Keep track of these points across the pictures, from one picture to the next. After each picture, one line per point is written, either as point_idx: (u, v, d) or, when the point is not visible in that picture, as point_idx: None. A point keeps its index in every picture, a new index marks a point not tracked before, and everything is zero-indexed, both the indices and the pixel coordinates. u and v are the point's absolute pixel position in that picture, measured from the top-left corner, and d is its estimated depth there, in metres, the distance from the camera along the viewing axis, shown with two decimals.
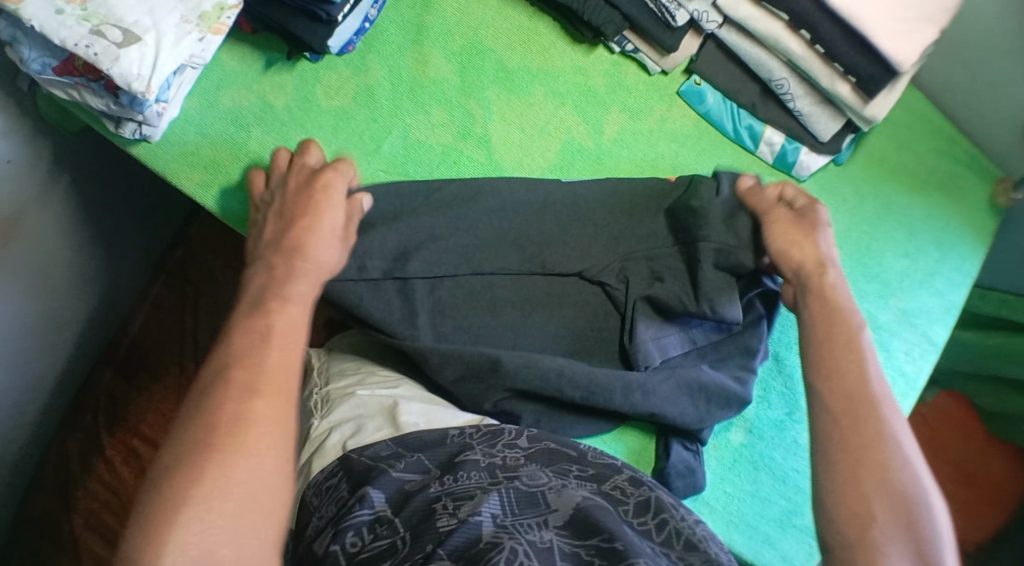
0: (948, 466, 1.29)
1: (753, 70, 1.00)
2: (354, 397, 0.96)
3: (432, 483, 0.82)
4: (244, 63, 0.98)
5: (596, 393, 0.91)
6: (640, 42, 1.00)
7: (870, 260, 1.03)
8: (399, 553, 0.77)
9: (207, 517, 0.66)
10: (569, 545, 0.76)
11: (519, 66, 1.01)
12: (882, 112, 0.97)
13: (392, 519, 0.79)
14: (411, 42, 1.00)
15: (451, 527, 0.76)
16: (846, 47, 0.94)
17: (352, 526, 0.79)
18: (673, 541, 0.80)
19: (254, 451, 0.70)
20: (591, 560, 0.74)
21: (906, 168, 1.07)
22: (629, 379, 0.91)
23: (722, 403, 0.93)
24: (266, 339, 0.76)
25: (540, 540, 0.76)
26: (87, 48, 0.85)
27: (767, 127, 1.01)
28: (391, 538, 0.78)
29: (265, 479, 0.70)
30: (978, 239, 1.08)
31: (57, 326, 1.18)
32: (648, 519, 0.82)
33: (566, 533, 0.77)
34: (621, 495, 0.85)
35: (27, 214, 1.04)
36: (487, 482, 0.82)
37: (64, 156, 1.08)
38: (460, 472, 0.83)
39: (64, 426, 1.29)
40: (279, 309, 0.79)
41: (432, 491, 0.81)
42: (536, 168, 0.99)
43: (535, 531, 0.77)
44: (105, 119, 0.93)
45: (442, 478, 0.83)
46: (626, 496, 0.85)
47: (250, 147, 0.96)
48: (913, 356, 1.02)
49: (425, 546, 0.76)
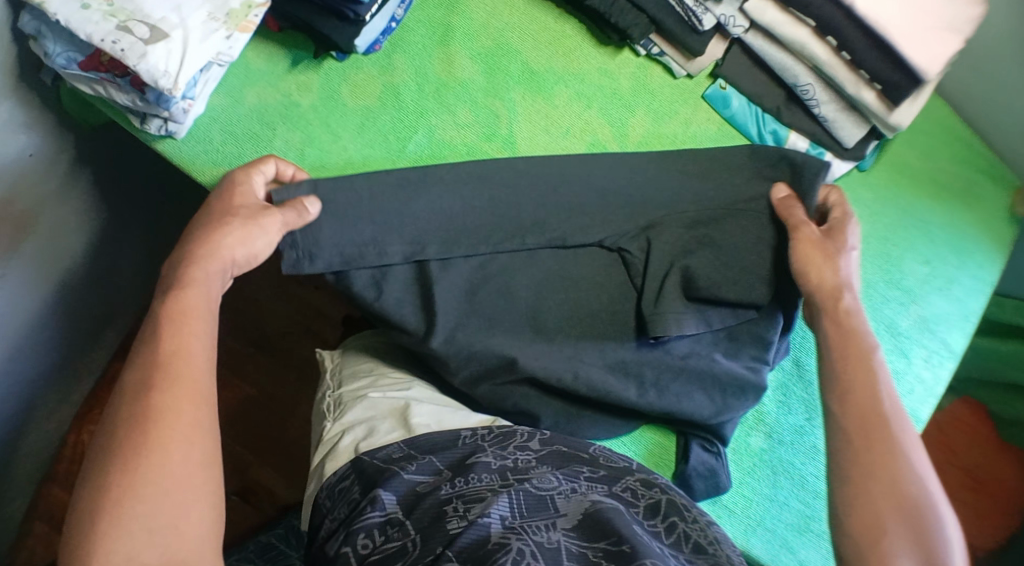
0: (957, 471, 1.29)
1: (778, 75, 1.00)
2: (365, 399, 0.97)
3: (443, 485, 0.83)
4: (271, 61, 0.98)
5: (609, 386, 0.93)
6: (666, 45, 1.00)
7: (892, 267, 1.03)
8: (409, 555, 0.76)
9: (137, 515, 0.68)
10: (575, 547, 0.76)
11: (544, 68, 1.01)
12: (908, 119, 0.97)
13: (403, 520, 0.80)
14: (438, 42, 1.00)
15: (460, 529, 0.76)
16: (872, 54, 0.94)
17: (364, 528, 0.79)
18: (681, 543, 0.81)
19: (179, 442, 0.71)
20: (599, 561, 0.74)
21: (928, 175, 1.07)
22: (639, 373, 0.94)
23: (737, 393, 0.96)
24: (175, 323, 0.77)
25: (547, 541, 0.76)
26: (114, 44, 0.85)
27: (793, 131, 1.01)
28: (401, 541, 0.78)
29: (191, 469, 0.71)
30: (998, 248, 1.08)
31: (73, 320, 1.18)
32: (657, 522, 0.83)
33: (574, 534, 0.77)
34: (632, 497, 0.85)
35: (48, 207, 1.04)
36: (498, 484, 0.82)
37: (85, 150, 1.08)
38: (471, 475, 0.83)
39: (78, 420, 1.29)
40: (179, 289, 0.80)
41: (443, 493, 0.81)
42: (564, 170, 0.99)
43: (543, 532, 0.77)
44: (130, 115, 0.94)
45: (453, 479, 0.83)
46: (637, 498, 0.85)
47: (275, 144, 0.96)
48: (932, 364, 1.02)
49: (435, 548, 0.76)
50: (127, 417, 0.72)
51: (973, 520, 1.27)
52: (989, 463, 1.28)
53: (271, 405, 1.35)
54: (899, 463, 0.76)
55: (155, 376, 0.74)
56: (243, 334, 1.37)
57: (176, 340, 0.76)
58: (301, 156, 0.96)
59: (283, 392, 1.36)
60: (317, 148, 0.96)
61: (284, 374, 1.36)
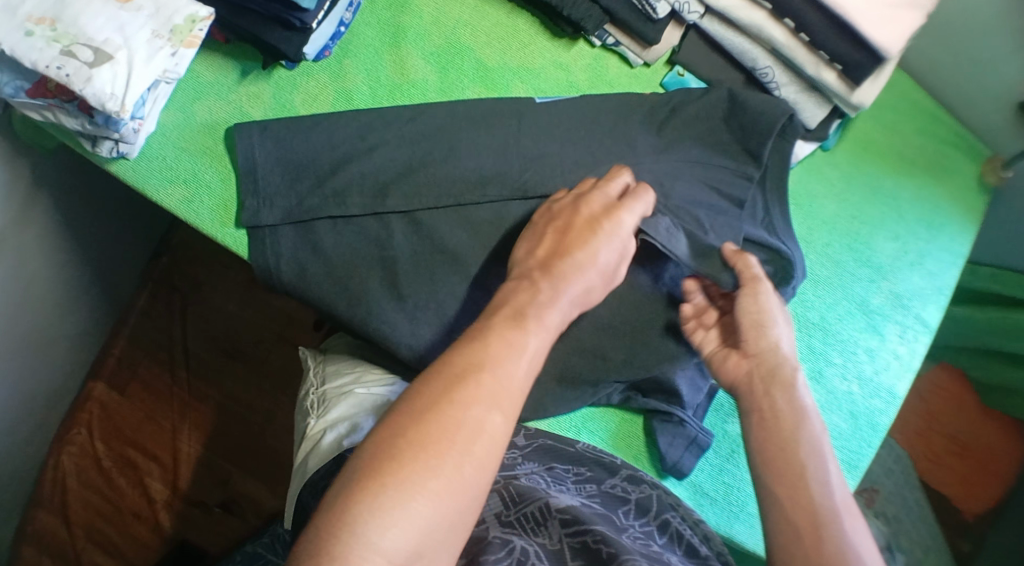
0: (943, 438, 1.30)
1: (736, 59, 0.99)
2: (350, 396, 0.96)
3: None
4: (220, 73, 0.97)
5: (575, 360, 0.95)
6: (621, 34, 0.99)
7: (861, 245, 1.03)
8: None
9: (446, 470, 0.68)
10: (577, 539, 0.77)
11: (499, 65, 1.00)
12: (870, 97, 0.96)
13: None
14: (388, 45, 0.99)
15: None
16: (831, 34, 0.92)
17: None
18: (675, 543, 0.82)
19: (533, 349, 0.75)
20: (599, 546, 0.75)
21: (894, 150, 1.06)
22: (605, 357, 0.95)
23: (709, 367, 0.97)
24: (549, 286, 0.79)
25: (550, 542, 0.78)
26: (59, 69, 0.83)
27: (801, 141, 1.00)
28: None
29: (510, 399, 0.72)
30: (970, 218, 1.07)
31: (43, 343, 1.16)
32: (649, 520, 0.85)
33: (569, 529, 0.78)
34: (621, 493, 0.88)
35: (8, 234, 1.02)
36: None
37: (42, 172, 1.06)
38: None
39: (55, 441, 1.28)
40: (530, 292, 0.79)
41: None
42: (531, 82, 0.99)
43: (542, 531, 0.79)
44: (81, 139, 0.92)
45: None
46: (627, 494, 0.88)
47: (225, 161, 0.95)
48: (906, 339, 1.02)
49: None
50: (472, 335, 0.75)
51: (966, 487, 1.29)
52: (975, 429, 1.29)
53: (250, 415, 1.34)
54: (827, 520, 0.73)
55: (444, 398, 0.70)
56: (215, 346, 1.35)
57: (457, 362, 0.72)
58: (275, 83, 0.97)
59: (262, 401, 1.34)
60: (288, 77, 0.97)
61: (261, 384, 1.35)
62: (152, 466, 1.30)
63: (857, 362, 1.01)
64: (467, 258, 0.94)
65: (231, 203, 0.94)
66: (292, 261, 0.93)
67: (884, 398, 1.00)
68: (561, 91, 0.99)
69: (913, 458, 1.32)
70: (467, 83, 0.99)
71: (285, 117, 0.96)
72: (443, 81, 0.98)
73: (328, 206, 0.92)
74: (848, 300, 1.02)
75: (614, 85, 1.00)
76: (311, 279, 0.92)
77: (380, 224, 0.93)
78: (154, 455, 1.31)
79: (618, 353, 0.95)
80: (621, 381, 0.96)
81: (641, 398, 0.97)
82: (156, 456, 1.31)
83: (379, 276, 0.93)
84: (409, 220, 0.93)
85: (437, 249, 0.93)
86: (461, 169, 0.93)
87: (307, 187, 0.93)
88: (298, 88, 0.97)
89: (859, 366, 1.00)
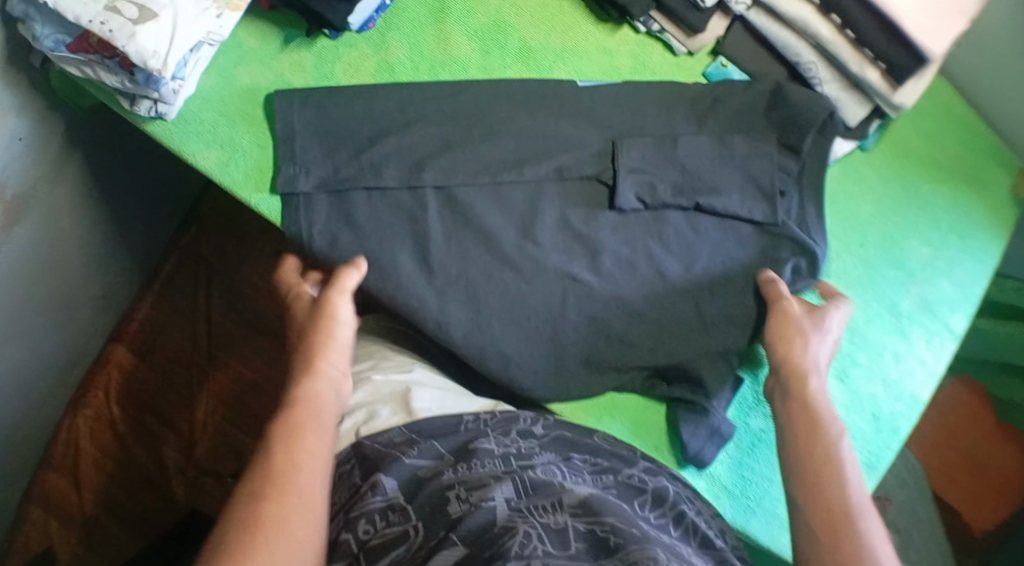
0: (957, 454, 1.30)
1: (780, 53, 0.98)
2: (369, 382, 0.97)
3: (445, 470, 0.83)
4: (263, 40, 0.97)
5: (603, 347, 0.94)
6: (667, 21, 0.98)
7: (893, 249, 1.02)
8: (413, 539, 0.76)
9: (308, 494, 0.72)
10: (585, 526, 0.74)
11: (542, 46, 0.99)
12: (911, 100, 0.95)
13: (404, 506, 0.79)
14: (432, 20, 0.99)
15: (462, 512, 0.76)
16: (877, 33, 0.92)
17: (366, 513, 0.79)
18: (689, 535, 0.82)
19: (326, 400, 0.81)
20: (607, 537, 0.73)
21: (930, 155, 1.06)
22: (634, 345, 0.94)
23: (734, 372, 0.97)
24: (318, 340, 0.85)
25: (555, 523, 0.74)
26: (103, 25, 0.83)
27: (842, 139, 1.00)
28: (403, 525, 0.78)
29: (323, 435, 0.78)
30: (1002, 228, 1.06)
31: (64, 306, 1.15)
32: (665, 511, 0.83)
33: (580, 515, 0.75)
34: (638, 484, 0.86)
35: (39, 190, 1.02)
36: (502, 470, 0.82)
37: (76, 132, 1.06)
38: (475, 460, 0.83)
39: (71, 404, 1.28)
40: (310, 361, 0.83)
41: (445, 479, 0.81)
42: (574, 64, 0.99)
43: (549, 514, 0.75)
44: (120, 97, 0.91)
45: (456, 466, 0.83)
46: (643, 484, 0.86)
47: (264, 126, 0.95)
48: (933, 345, 1.01)
49: (438, 532, 0.76)
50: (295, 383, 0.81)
51: (973, 504, 1.28)
52: (988, 444, 1.28)
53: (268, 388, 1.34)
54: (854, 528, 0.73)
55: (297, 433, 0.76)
56: (234, 317, 1.35)
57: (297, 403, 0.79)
58: (320, 53, 0.97)
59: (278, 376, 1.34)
60: (331, 47, 0.97)
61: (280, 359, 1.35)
62: (169, 434, 1.30)
63: (883, 366, 1.00)
64: (498, 237, 0.93)
65: (268, 169, 0.94)
66: (325, 230, 0.92)
67: (907, 403, 0.99)
68: (601, 77, 0.99)
69: (926, 470, 1.31)
70: (511, 63, 0.98)
71: (327, 86, 0.96)
72: (485, 60, 0.98)
73: (363, 178, 0.92)
74: (878, 302, 1.01)
75: (656, 70, 1.00)
76: (343, 249, 0.92)
77: (415, 199, 0.93)
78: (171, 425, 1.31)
79: (647, 342, 0.94)
80: (645, 366, 0.95)
81: (667, 387, 0.96)
82: (173, 423, 1.31)
83: (411, 250, 0.93)
84: (445, 196, 0.93)
85: (470, 226, 0.93)
86: (499, 149, 0.94)
87: (343, 158, 0.93)
88: (341, 58, 0.97)
89: (885, 370, 1.00)
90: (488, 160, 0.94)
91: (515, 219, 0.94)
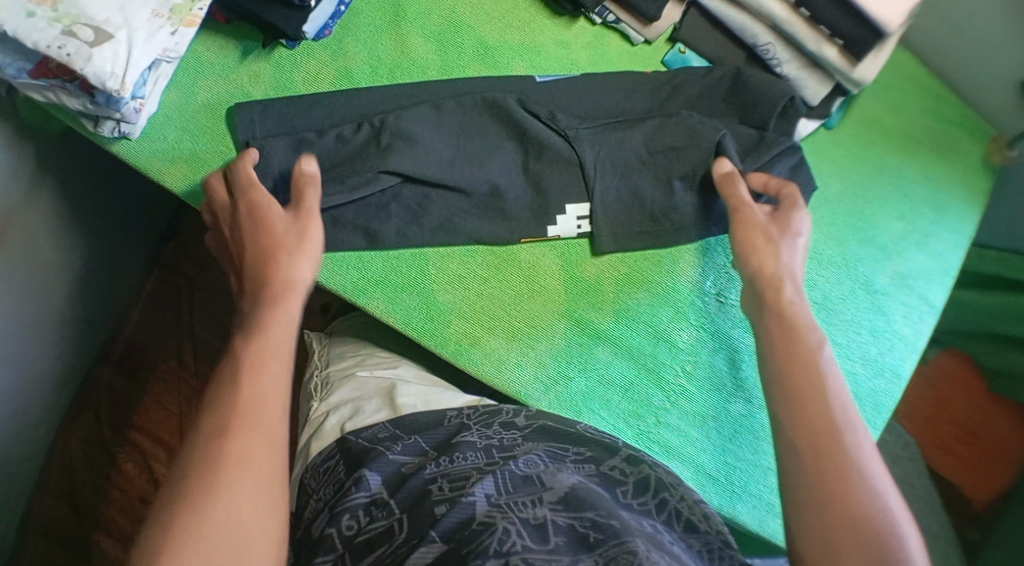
0: (955, 427, 1.29)
1: (737, 36, 0.98)
2: (354, 379, 0.98)
3: (428, 465, 0.83)
4: (221, 54, 0.97)
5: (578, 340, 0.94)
6: (621, 11, 0.99)
7: (865, 225, 1.02)
8: (395, 536, 0.76)
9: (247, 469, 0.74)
10: (567, 519, 0.74)
11: (499, 43, 1.00)
12: (871, 74, 0.95)
13: (387, 500, 0.80)
14: (389, 23, 0.99)
15: (445, 509, 0.76)
16: (832, 10, 0.92)
17: (348, 509, 0.80)
18: (672, 520, 0.80)
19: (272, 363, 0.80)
20: (587, 533, 0.72)
21: (898, 128, 1.05)
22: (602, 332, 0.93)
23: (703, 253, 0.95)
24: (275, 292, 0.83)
25: (534, 516, 0.74)
26: (60, 49, 0.84)
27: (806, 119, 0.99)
28: (387, 520, 0.78)
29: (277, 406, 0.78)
30: (975, 198, 1.06)
31: (50, 329, 1.16)
32: (647, 499, 0.81)
33: (560, 508, 0.74)
34: (619, 475, 0.83)
35: (13, 218, 1.03)
36: (484, 462, 0.82)
37: (47, 158, 1.07)
38: (457, 453, 0.83)
39: (64, 426, 1.28)
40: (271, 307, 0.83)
41: (429, 472, 0.81)
42: (532, 58, 1.00)
43: (529, 508, 0.75)
44: (83, 119, 0.92)
45: (438, 459, 0.83)
46: (625, 476, 0.84)
47: (227, 140, 0.95)
48: (911, 320, 1.01)
49: (420, 530, 0.75)
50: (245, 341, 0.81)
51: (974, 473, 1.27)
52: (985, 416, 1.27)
53: None
54: (854, 492, 0.74)
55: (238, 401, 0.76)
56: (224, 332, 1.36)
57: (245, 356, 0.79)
58: (277, 63, 0.97)
59: None
60: (288, 56, 0.98)
61: None
62: (162, 453, 1.32)
63: (861, 343, 0.99)
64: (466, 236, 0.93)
65: None
66: None
67: (888, 378, 0.99)
68: (559, 70, 0.99)
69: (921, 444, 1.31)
70: (469, 62, 0.99)
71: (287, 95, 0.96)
72: (442, 60, 0.99)
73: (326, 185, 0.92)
74: (851, 280, 1.00)
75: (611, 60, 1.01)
76: None
77: (381, 203, 0.93)
78: (164, 443, 1.32)
79: None
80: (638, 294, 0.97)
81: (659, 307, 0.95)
82: (164, 442, 1.32)
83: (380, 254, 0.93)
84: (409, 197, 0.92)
85: (438, 227, 0.94)
86: (461, 149, 0.95)
87: None
88: (299, 66, 0.98)
89: (864, 347, 0.99)
90: (452, 159, 0.94)
91: (482, 217, 0.94)
